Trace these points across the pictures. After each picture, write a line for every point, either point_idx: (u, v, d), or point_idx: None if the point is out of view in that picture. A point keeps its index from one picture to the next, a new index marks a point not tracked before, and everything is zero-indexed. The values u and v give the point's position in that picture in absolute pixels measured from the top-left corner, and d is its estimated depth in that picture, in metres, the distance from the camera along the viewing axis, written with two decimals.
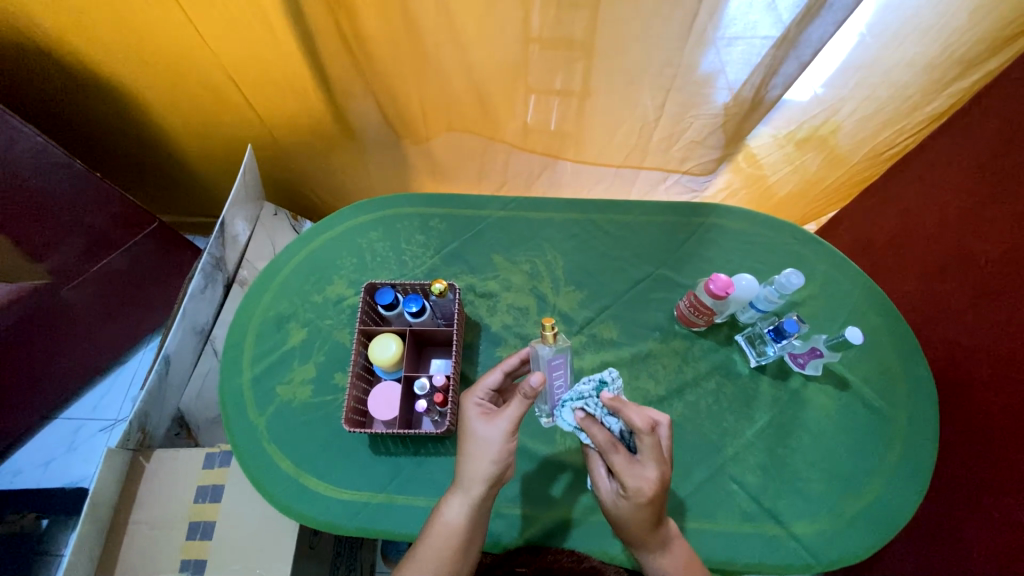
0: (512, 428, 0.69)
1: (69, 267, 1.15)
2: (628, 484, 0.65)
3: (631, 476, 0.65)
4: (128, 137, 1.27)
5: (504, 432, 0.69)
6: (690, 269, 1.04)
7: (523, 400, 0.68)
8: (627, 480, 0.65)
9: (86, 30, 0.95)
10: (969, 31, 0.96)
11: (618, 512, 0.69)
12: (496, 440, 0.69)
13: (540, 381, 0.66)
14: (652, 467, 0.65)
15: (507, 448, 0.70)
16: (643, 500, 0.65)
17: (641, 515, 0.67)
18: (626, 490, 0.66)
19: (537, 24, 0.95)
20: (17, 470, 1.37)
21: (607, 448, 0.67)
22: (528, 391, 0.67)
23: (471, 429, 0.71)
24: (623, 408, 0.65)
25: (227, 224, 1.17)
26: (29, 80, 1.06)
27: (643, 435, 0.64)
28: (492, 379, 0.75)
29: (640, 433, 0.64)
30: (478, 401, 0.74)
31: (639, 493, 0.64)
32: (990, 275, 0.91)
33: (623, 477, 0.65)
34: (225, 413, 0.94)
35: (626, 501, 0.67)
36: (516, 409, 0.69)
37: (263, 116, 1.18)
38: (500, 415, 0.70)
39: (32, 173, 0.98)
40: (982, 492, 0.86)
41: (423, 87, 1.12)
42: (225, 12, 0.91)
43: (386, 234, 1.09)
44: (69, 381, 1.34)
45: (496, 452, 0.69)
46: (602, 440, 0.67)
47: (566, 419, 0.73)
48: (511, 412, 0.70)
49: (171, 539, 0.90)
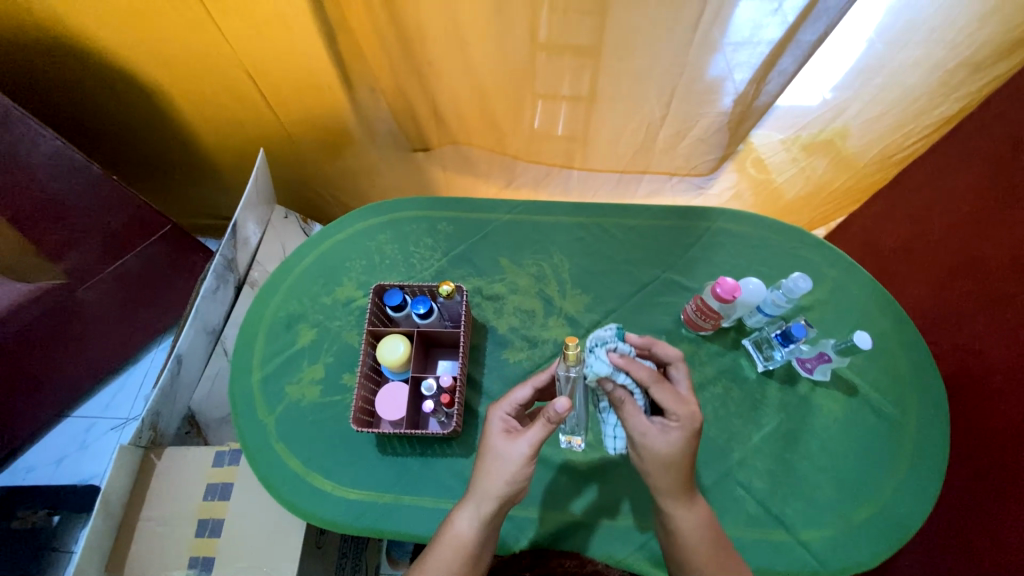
0: (530, 453, 0.68)
1: (86, 268, 1.17)
2: (681, 410, 0.67)
3: (680, 402, 0.68)
4: (147, 141, 1.31)
5: (523, 454, 0.68)
6: (697, 273, 1.04)
7: (545, 425, 0.67)
8: (679, 405, 0.67)
9: (105, 33, 0.98)
10: (976, 34, 0.97)
11: (665, 453, 0.68)
12: (514, 461, 0.68)
13: (565, 408, 0.63)
14: (687, 392, 0.71)
15: (523, 471, 0.69)
16: (696, 423, 0.68)
17: (689, 447, 0.68)
18: (678, 418, 0.67)
19: (545, 30, 0.97)
20: (30, 467, 1.39)
21: (654, 381, 0.67)
22: (553, 415, 0.65)
23: (492, 447, 0.71)
24: (655, 343, 0.74)
25: (239, 227, 1.19)
26: (53, 83, 1.10)
27: (676, 367, 0.72)
28: (520, 395, 0.75)
29: (676, 361, 0.73)
30: (503, 417, 0.74)
31: (692, 415, 0.68)
32: (1001, 281, 0.90)
33: (676, 404, 0.67)
34: (235, 411, 0.95)
35: (677, 437, 0.67)
36: (537, 433, 0.68)
37: (280, 116, 1.19)
38: (521, 436, 0.69)
39: (49, 176, 1.01)
40: (994, 501, 0.85)
41: (432, 93, 1.14)
42: (240, 16, 0.94)
43: (395, 236, 1.10)
44: (82, 379, 1.36)
45: (511, 473, 0.68)
46: (648, 373, 0.67)
47: (600, 362, 0.66)
48: (533, 435, 0.68)
49: (179, 535, 0.91)
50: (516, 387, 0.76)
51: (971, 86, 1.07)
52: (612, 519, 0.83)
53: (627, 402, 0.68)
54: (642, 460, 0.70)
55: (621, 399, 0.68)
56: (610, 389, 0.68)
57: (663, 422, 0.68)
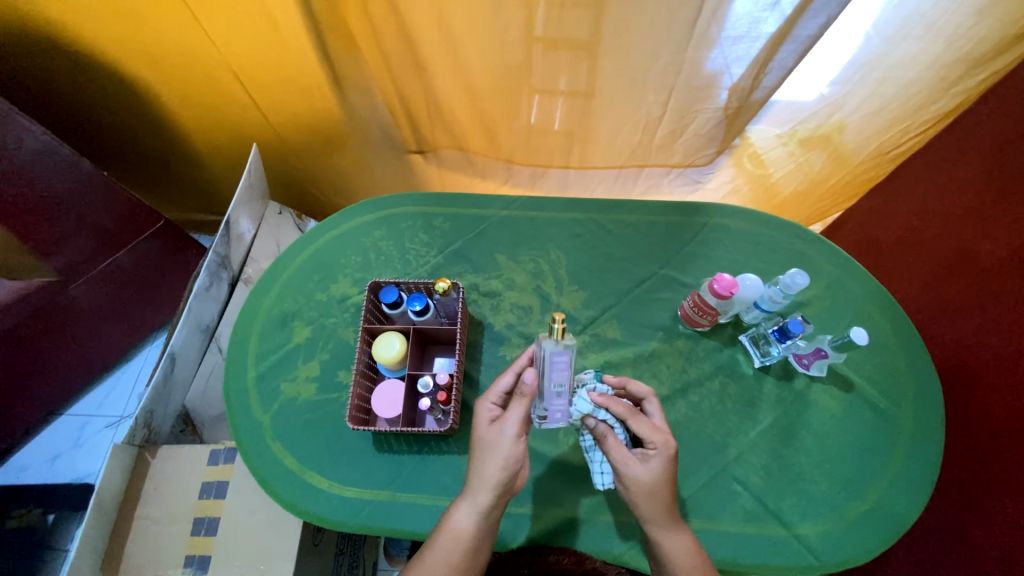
0: (518, 432, 0.70)
1: (78, 265, 1.16)
2: (657, 439, 0.69)
3: (656, 430, 0.70)
4: (137, 137, 1.29)
5: (512, 435, 0.69)
6: (694, 269, 1.03)
7: (522, 399, 0.70)
8: (656, 434, 0.69)
9: (92, 30, 0.96)
10: (975, 28, 0.97)
11: (647, 482, 0.68)
12: (506, 445, 0.69)
13: (533, 376, 0.69)
14: (662, 422, 0.72)
15: (517, 454, 0.69)
16: (672, 449, 0.69)
17: (669, 472, 0.69)
18: (656, 445, 0.69)
19: (542, 25, 0.95)
20: (23, 466, 1.38)
21: (630, 414, 0.71)
22: (526, 387, 0.69)
23: (483, 435, 0.71)
24: (628, 381, 0.76)
25: (232, 223, 1.18)
26: (41, 79, 1.08)
27: (648, 401, 0.74)
28: (504, 383, 0.74)
29: (648, 396, 0.74)
30: (491, 404, 0.74)
31: (668, 442, 0.69)
32: (997, 277, 0.90)
33: (652, 433, 0.69)
34: (229, 409, 0.94)
35: (656, 466, 0.69)
36: (518, 410, 0.70)
37: (270, 114, 1.18)
38: (508, 418, 0.71)
39: (40, 172, 0.99)
40: (989, 495, 0.86)
41: (427, 90, 1.12)
42: (228, 13, 0.92)
43: (390, 232, 1.09)
44: (75, 377, 1.35)
45: (505, 458, 0.69)
46: (623, 407, 0.71)
47: (583, 400, 0.78)
48: (515, 413, 0.70)
49: (175, 533, 0.90)
50: (499, 376, 0.75)
51: (968, 83, 1.07)
52: (609, 516, 0.83)
53: (609, 436, 0.71)
54: (628, 491, 0.70)
55: (602, 434, 0.72)
56: (592, 426, 0.72)
57: (642, 452, 0.70)
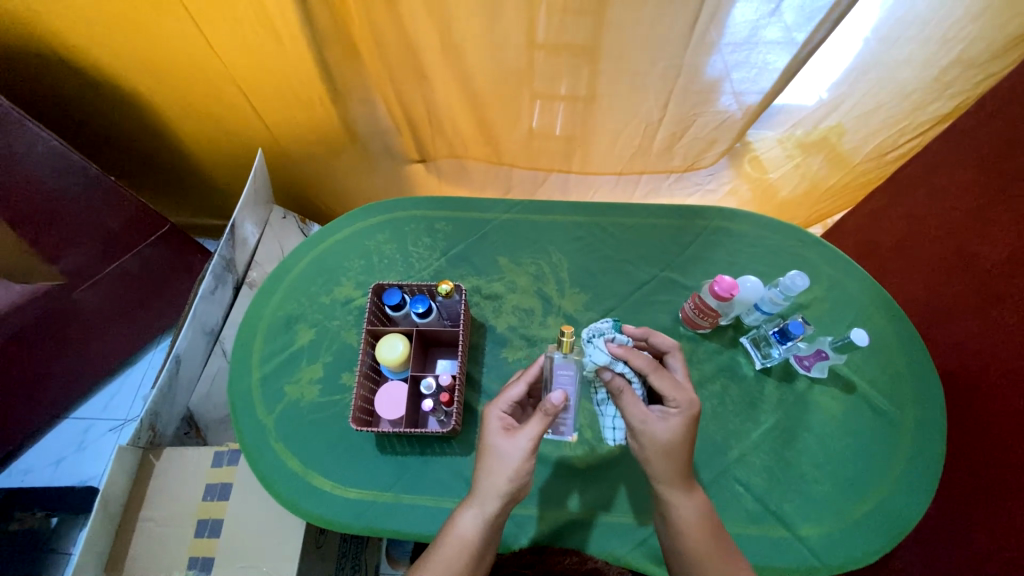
0: (531, 448, 0.69)
1: (83, 269, 1.17)
2: (679, 397, 0.70)
3: (679, 389, 0.71)
4: (142, 144, 1.30)
5: (524, 449, 0.69)
6: (695, 271, 1.04)
7: (543, 417, 0.69)
8: (678, 391, 0.70)
9: (97, 40, 0.97)
10: (967, 29, 0.98)
11: (665, 439, 0.69)
12: (515, 457, 0.69)
13: (561, 398, 0.68)
14: (684, 378, 0.75)
15: (525, 467, 0.70)
16: (694, 409, 0.70)
17: (687, 432, 0.70)
18: (678, 403, 0.70)
19: (542, 31, 0.97)
20: (27, 469, 1.39)
21: (652, 370, 0.70)
22: (550, 407, 0.68)
23: (491, 445, 0.71)
24: (651, 334, 0.78)
25: (237, 227, 1.19)
26: (47, 87, 1.09)
27: (672, 356, 0.77)
28: (515, 392, 0.75)
29: (672, 349, 0.77)
30: (501, 414, 0.74)
31: (690, 401, 0.70)
32: (996, 279, 0.91)
33: (675, 391, 0.70)
34: (233, 411, 0.95)
35: (676, 422, 0.69)
36: (536, 427, 0.69)
37: (270, 122, 1.19)
38: (521, 432, 0.70)
39: (47, 176, 1.00)
40: (991, 497, 0.86)
41: (428, 97, 1.13)
42: (230, 22, 0.93)
43: (393, 236, 1.10)
44: (80, 380, 1.36)
45: (514, 470, 0.69)
46: (645, 362, 0.70)
47: (598, 351, 0.72)
48: (532, 430, 0.70)
49: (179, 535, 0.91)
50: (510, 384, 0.77)
51: (963, 85, 1.08)
52: (611, 517, 0.83)
53: (626, 391, 0.71)
54: (643, 448, 0.71)
55: (619, 388, 0.71)
56: (609, 378, 0.71)
57: (662, 410, 0.71)
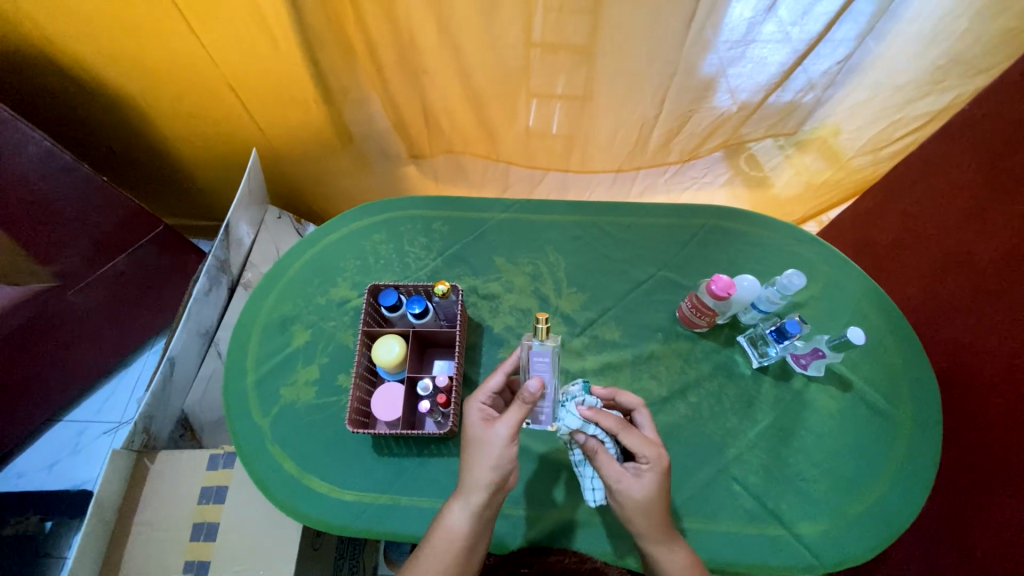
0: (511, 434, 0.69)
1: (76, 271, 1.16)
2: (650, 453, 0.69)
3: (648, 444, 0.69)
4: (133, 146, 1.29)
5: (505, 435, 0.69)
6: (692, 270, 1.04)
7: (522, 405, 0.69)
8: (647, 447, 0.69)
9: (89, 41, 0.96)
10: (953, 22, 1.00)
11: (642, 498, 0.68)
12: (498, 444, 0.69)
13: (538, 386, 0.67)
14: (652, 434, 0.73)
15: (508, 453, 0.69)
16: (665, 463, 0.69)
17: (662, 485, 0.69)
18: (649, 459, 0.69)
19: (540, 29, 0.96)
20: (21, 473, 1.38)
21: (621, 429, 0.69)
22: (528, 395, 0.68)
23: (474, 435, 0.71)
24: (618, 392, 0.77)
25: (231, 227, 1.18)
26: (38, 90, 1.08)
27: (638, 413, 0.75)
28: (494, 383, 0.75)
29: (638, 406, 0.75)
30: (481, 405, 0.74)
31: (659, 456, 0.69)
32: (992, 277, 0.91)
33: (645, 446, 0.69)
34: (229, 413, 0.94)
35: (649, 480, 0.68)
36: (515, 415, 0.69)
37: (264, 123, 1.18)
38: (500, 420, 0.70)
39: (39, 177, 0.99)
40: (986, 494, 0.86)
41: (425, 96, 1.13)
42: (224, 22, 0.92)
43: (389, 236, 1.09)
44: (73, 383, 1.35)
45: (497, 457, 0.69)
46: (614, 421, 0.70)
47: (570, 415, 0.74)
48: (511, 416, 0.69)
49: (174, 538, 0.90)
50: (488, 376, 0.77)
51: (951, 77, 1.10)
52: (609, 517, 0.83)
53: (600, 452, 0.71)
54: (622, 507, 0.70)
55: (593, 449, 0.71)
56: (582, 440, 0.72)
57: (635, 466, 0.70)
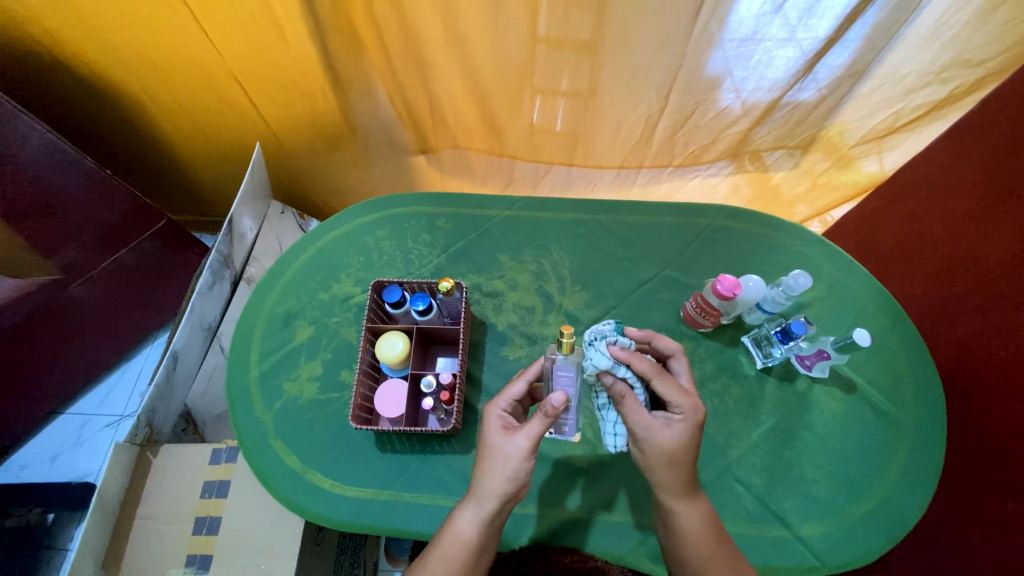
0: (530, 448, 0.68)
1: (79, 263, 1.15)
2: (684, 402, 0.68)
3: (683, 394, 0.69)
4: (136, 140, 1.28)
5: (523, 448, 0.68)
6: (697, 270, 1.04)
7: (545, 418, 0.67)
8: (683, 397, 0.68)
9: (93, 34, 0.96)
10: (958, 17, 0.98)
11: (670, 448, 0.68)
12: (515, 456, 0.68)
13: (562, 400, 0.65)
14: (688, 384, 0.72)
15: (524, 467, 0.68)
16: (699, 415, 0.68)
17: (691, 439, 0.68)
18: (682, 410, 0.68)
19: (545, 24, 0.96)
20: (24, 464, 1.38)
21: (656, 374, 0.68)
22: (550, 409, 0.66)
23: (491, 444, 0.70)
24: (654, 337, 0.76)
25: (235, 222, 1.18)
26: (42, 83, 1.07)
27: (675, 359, 0.75)
28: (516, 390, 0.74)
29: (677, 353, 0.75)
30: (501, 413, 0.73)
31: (695, 407, 0.68)
32: (997, 279, 0.90)
33: (679, 396, 0.68)
34: (232, 409, 0.94)
35: (680, 430, 0.68)
36: (537, 427, 0.68)
37: (268, 117, 1.17)
38: (520, 430, 0.69)
39: (42, 170, 0.99)
40: (990, 497, 0.86)
41: (429, 90, 1.13)
42: (230, 16, 0.92)
43: (393, 232, 1.09)
44: (76, 376, 1.35)
45: (513, 469, 0.68)
46: (649, 366, 0.68)
47: (600, 354, 0.67)
48: (532, 429, 0.68)
49: (176, 532, 0.90)
50: (511, 382, 0.76)
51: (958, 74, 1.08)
52: (612, 516, 0.83)
53: (628, 397, 0.68)
54: (647, 457, 0.70)
55: (621, 394, 0.68)
56: (610, 383, 0.68)
57: (666, 415, 0.69)
